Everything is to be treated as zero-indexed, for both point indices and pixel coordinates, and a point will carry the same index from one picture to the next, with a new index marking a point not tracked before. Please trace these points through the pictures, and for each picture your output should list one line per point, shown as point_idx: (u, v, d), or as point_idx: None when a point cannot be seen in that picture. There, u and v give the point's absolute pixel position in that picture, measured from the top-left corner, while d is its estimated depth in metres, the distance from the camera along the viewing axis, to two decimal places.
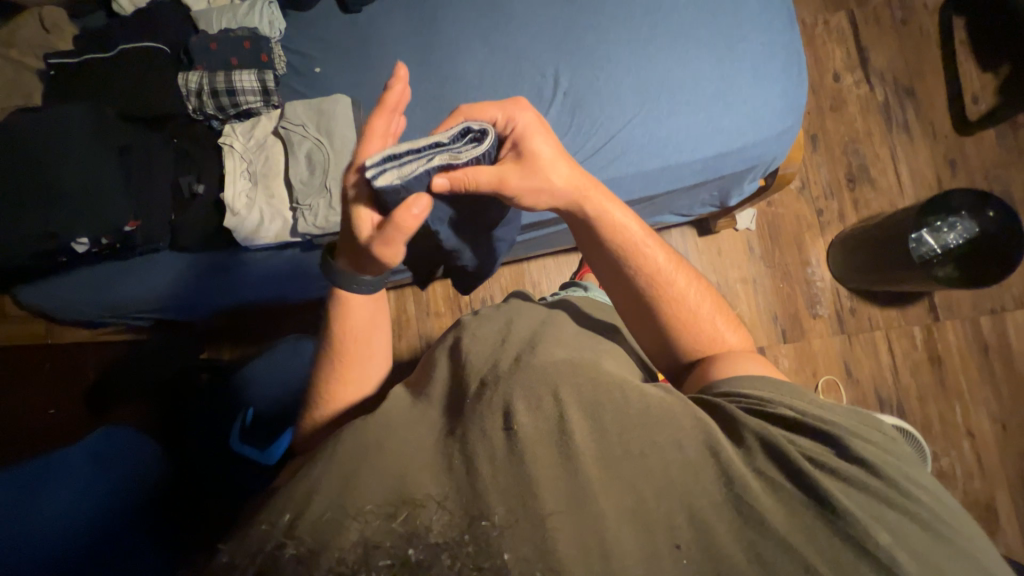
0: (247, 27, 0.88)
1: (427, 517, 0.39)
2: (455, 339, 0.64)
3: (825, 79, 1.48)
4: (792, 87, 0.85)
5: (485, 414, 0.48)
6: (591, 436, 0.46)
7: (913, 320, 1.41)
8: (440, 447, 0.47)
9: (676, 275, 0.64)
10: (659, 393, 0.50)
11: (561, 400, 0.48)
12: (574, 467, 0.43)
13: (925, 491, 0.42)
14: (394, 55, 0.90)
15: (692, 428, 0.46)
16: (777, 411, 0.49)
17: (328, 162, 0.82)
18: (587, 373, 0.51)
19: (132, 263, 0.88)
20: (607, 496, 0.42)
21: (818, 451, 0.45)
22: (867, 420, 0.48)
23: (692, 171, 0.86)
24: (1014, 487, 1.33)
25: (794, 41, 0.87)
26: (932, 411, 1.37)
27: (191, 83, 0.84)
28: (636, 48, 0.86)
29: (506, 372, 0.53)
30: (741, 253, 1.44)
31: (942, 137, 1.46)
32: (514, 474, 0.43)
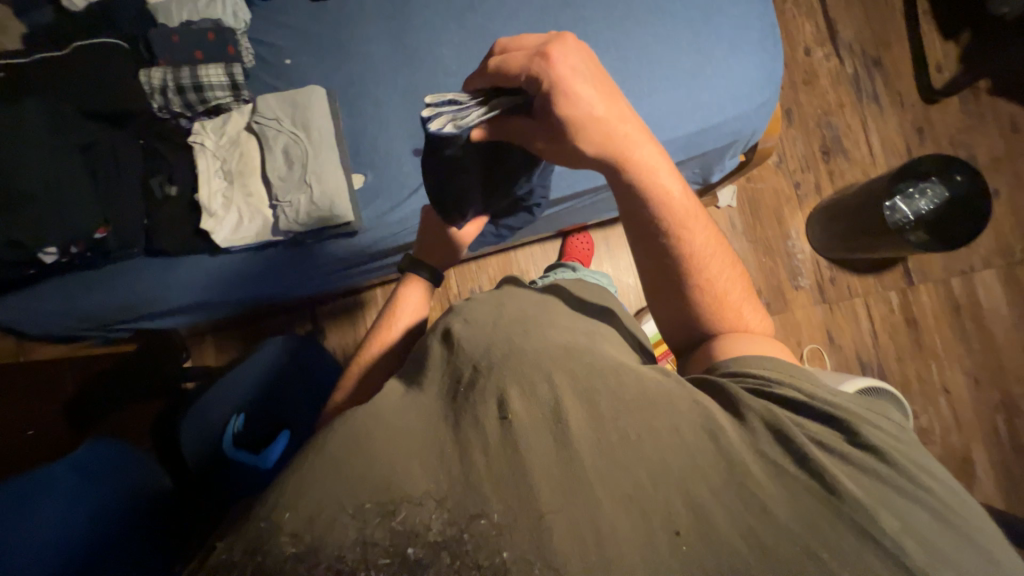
0: (209, 18, 0.84)
1: (425, 518, 0.40)
2: (448, 329, 0.63)
3: (797, 53, 1.51)
4: (768, 60, 0.85)
5: (478, 401, 0.48)
6: (587, 424, 0.46)
7: (889, 286, 1.46)
8: (435, 430, 0.47)
9: (711, 259, 0.61)
10: (655, 373, 0.52)
11: (557, 389, 0.48)
12: (570, 454, 0.43)
13: (913, 460, 0.44)
14: (367, 43, 0.88)
15: (689, 412, 0.47)
16: (779, 391, 0.50)
17: (306, 155, 0.79)
18: (581, 356, 0.53)
19: (104, 273, 0.84)
20: (603, 484, 0.42)
21: (822, 432, 0.46)
22: (865, 400, 0.49)
23: (676, 148, 0.85)
24: (987, 437, 1.40)
25: (768, 14, 0.87)
26: (910, 370, 1.43)
27: (153, 79, 0.79)
28: (614, 25, 0.85)
29: (498, 360, 0.53)
30: (724, 229, 1.47)
31: (910, 106, 1.50)
32: (511, 465, 0.43)
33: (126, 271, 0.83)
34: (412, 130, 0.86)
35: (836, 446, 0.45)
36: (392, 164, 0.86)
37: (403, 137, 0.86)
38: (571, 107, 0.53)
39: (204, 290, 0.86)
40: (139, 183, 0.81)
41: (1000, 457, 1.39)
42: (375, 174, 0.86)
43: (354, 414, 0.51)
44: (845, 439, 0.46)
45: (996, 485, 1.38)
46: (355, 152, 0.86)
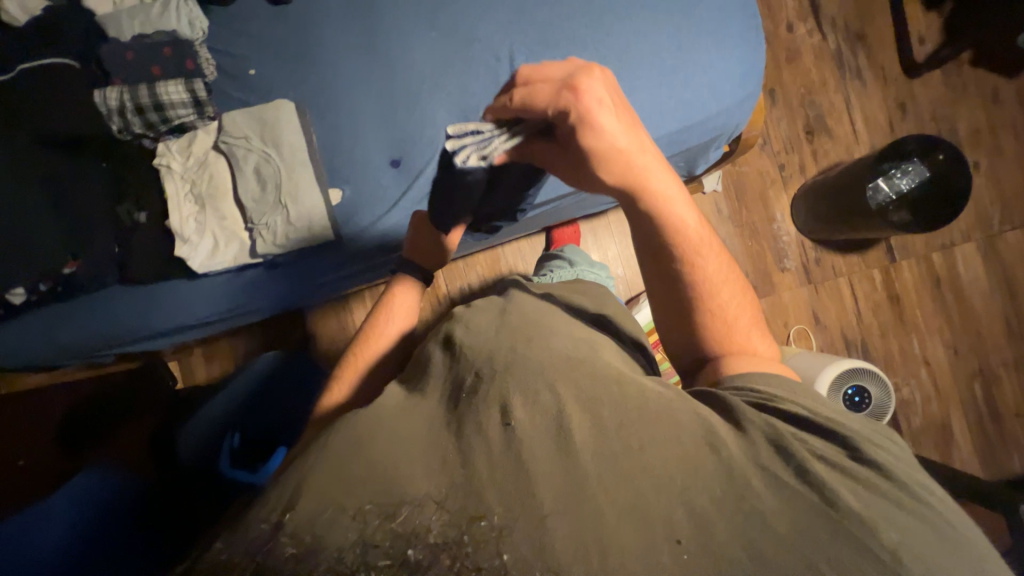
0: (163, 30, 0.79)
1: (427, 519, 0.41)
2: (448, 340, 0.64)
3: (780, 30, 1.48)
4: (750, 53, 0.82)
5: (481, 411, 0.48)
6: (590, 434, 0.46)
7: (873, 263, 1.48)
8: (435, 440, 0.48)
9: (722, 288, 0.64)
10: (658, 389, 0.52)
11: (558, 395, 0.49)
12: (572, 462, 0.44)
13: (911, 476, 0.46)
14: (333, 48, 0.83)
15: (691, 423, 0.48)
16: (787, 407, 0.51)
17: (279, 174, 0.77)
18: (585, 367, 0.53)
19: (81, 304, 0.80)
20: (603, 492, 0.42)
21: (825, 448, 0.47)
22: (873, 424, 0.51)
23: (660, 147, 0.83)
24: (966, 406, 1.45)
25: (748, 4, 0.84)
26: (893, 345, 1.47)
27: (110, 100, 0.75)
28: (591, 19, 0.81)
29: (501, 368, 0.53)
30: (710, 215, 1.47)
31: (892, 81, 1.49)
32: (513, 473, 0.43)
33: (105, 301, 0.80)
34: (387, 142, 0.83)
35: (837, 461, 0.46)
36: (371, 177, 0.83)
37: (378, 149, 0.83)
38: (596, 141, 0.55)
39: (190, 317, 0.83)
40: (107, 211, 0.77)
41: (977, 423, 1.45)
42: (352, 188, 0.83)
43: (358, 422, 0.52)
44: (850, 457, 0.47)
45: (973, 450, 1.44)
46: (330, 166, 0.83)
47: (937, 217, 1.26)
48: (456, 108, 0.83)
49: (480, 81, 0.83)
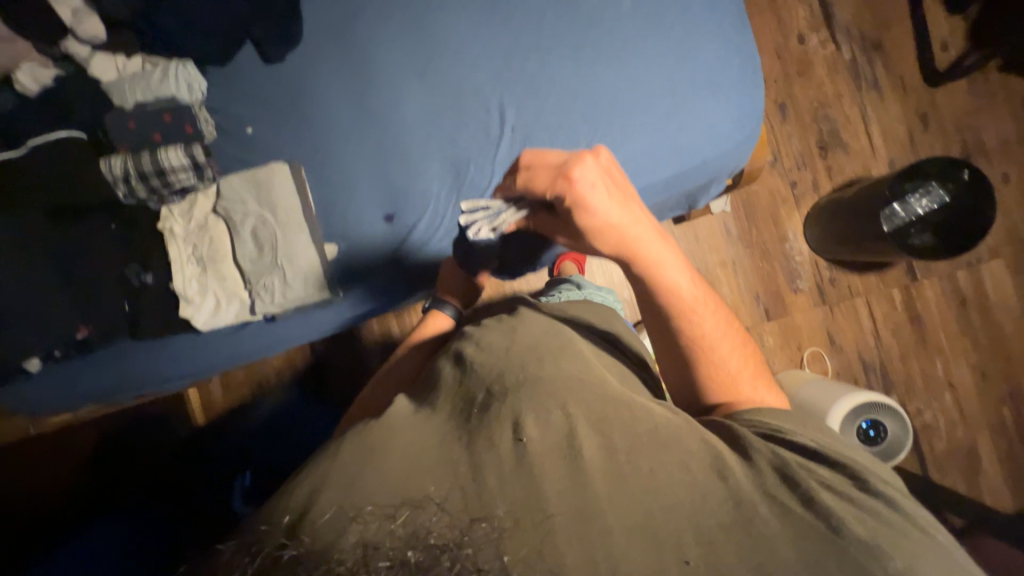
0: (164, 95, 0.82)
1: (433, 518, 0.39)
2: (462, 355, 0.65)
3: (790, 42, 1.42)
4: (748, 95, 0.80)
5: (495, 426, 0.49)
6: (601, 459, 0.47)
7: (892, 283, 1.42)
8: (448, 447, 0.48)
9: (722, 341, 0.66)
10: (667, 415, 0.54)
11: (571, 417, 0.50)
12: (583, 480, 0.45)
13: (918, 512, 0.48)
14: (327, 105, 0.84)
15: (699, 450, 0.50)
16: (794, 441, 0.54)
17: (276, 237, 0.79)
18: (596, 391, 0.54)
19: (97, 360, 0.80)
20: (614, 511, 0.43)
21: (833, 479, 0.49)
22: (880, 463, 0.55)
23: (654, 193, 0.83)
24: (994, 430, 1.39)
25: (745, 44, 0.81)
26: (914, 367, 1.41)
27: (115, 169, 0.78)
28: (582, 68, 0.80)
29: (514, 385, 0.55)
30: (718, 236, 1.43)
31: (913, 91, 1.41)
32: (523, 482, 0.44)
33: (120, 357, 0.80)
34: (381, 195, 0.83)
35: (843, 490, 0.48)
36: (365, 232, 0.83)
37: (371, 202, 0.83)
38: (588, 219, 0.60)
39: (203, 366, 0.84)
40: (118, 276, 0.79)
41: (1005, 450, 1.38)
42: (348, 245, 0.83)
43: (376, 430, 0.52)
44: (858, 488, 0.49)
45: (1002, 478, 1.37)
46: (325, 221, 0.83)
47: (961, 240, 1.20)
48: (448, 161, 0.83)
49: (471, 134, 0.82)
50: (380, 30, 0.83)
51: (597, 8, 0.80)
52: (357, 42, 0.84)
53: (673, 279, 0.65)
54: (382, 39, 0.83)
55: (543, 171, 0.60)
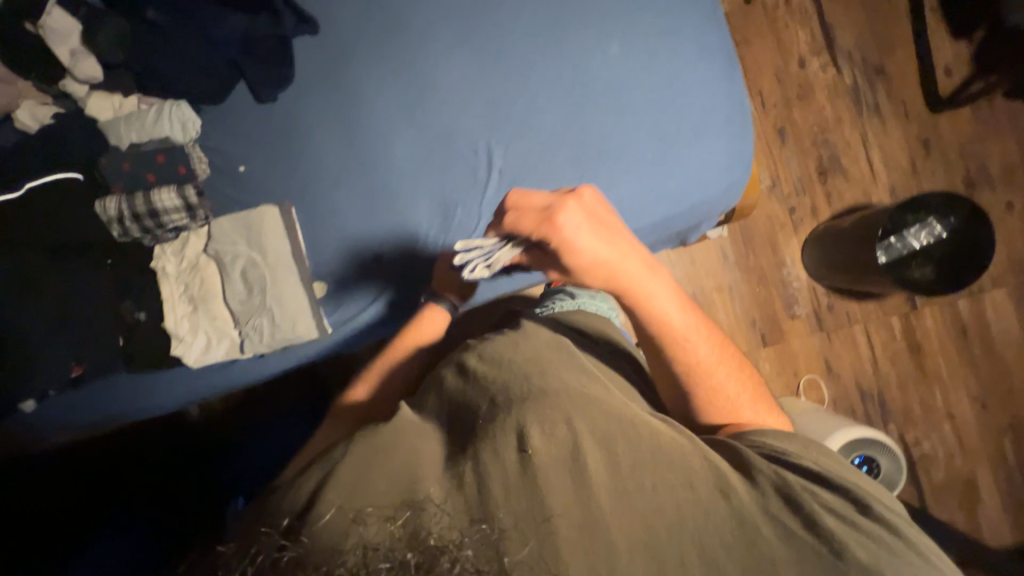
0: (158, 137, 0.83)
1: (444, 518, 0.43)
2: (466, 361, 0.67)
3: (790, 66, 1.41)
4: (734, 143, 0.82)
5: (498, 437, 0.52)
6: (603, 471, 0.50)
7: (891, 311, 1.39)
8: (458, 463, 0.51)
9: (718, 367, 0.69)
10: (665, 429, 0.56)
11: (575, 432, 0.52)
12: (590, 496, 0.48)
13: (912, 531, 0.52)
14: (319, 143, 0.85)
15: (702, 468, 0.52)
16: (789, 460, 0.57)
17: (264, 279, 0.80)
18: (600, 406, 0.56)
19: (95, 390, 0.83)
20: (616, 523, 0.47)
21: (835, 502, 0.52)
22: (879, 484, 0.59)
23: (642, 236, 0.84)
24: (993, 461, 1.37)
25: (734, 88, 0.82)
26: (912, 397, 1.39)
27: (109, 209, 0.79)
28: (572, 111, 0.81)
29: (518, 399, 0.56)
30: (715, 261, 1.41)
31: (915, 117, 1.40)
32: (530, 494, 0.47)
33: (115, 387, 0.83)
34: (371, 232, 0.84)
35: (842, 513, 0.51)
36: (357, 266, 0.84)
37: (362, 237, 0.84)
38: (577, 259, 0.62)
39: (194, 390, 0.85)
40: (116, 315, 0.81)
41: (1005, 481, 1.36)
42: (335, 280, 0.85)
43: (388, 434, 0.56)
44: (857, 509, 0.52)
45: (1000, 510, 1.35)
46: (315, 258, 0.84)
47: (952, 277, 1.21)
48: (433, 201, 0.84)
49: (458, 173, 0.83)
50: (371, 69, 0.84)
51: (587, 51, 0.81)
52: (348, 81, 0.85)
53: (663, 310, 0.67)
54: (371, 80, 0.84)
55: (531, 213, 0.61)
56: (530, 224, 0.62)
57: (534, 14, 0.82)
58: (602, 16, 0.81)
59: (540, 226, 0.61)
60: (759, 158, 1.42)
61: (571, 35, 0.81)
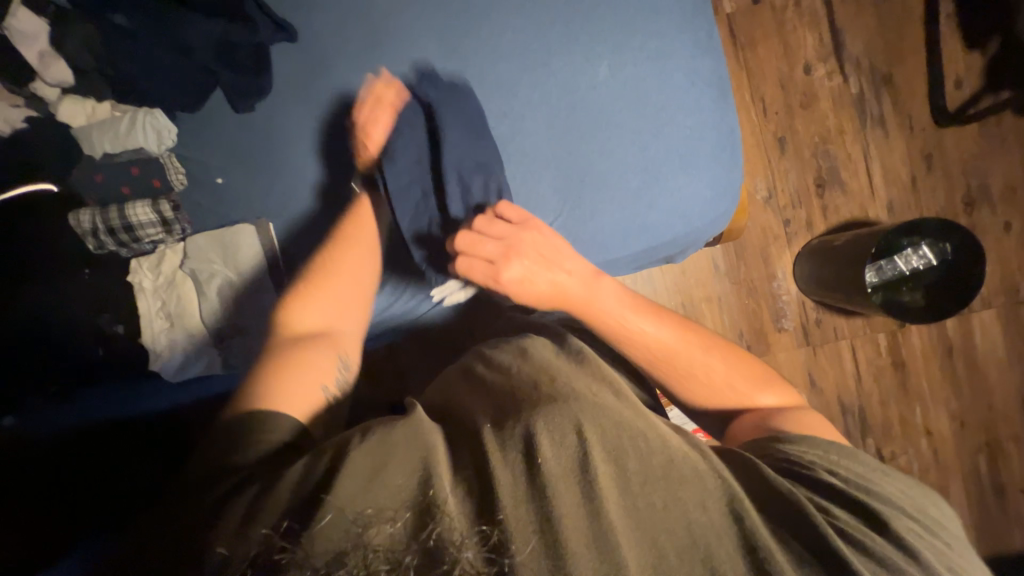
0: (131, 148, 0.81)
1: (448, 529, 0.43)
2: (475, 366, 0.65)
3: (796, 72, 1.36)
4: (721, 173, 0.81)
5: (507, 442, 0.49)
6: (615, 485, 0.48)
7: (879, 328, 1.38)
8: (463, 465, 0.49)
9: (695, 352, 0.72)
10: (682, 447, 0.53)
11: (585, 439, 0.49)
12: (599, 511, 0.45)
13: (933, 554, 0.50)
14: (300, 159, 0.84)
15: (717, 489, 0.50)
16: (822, 478, 0.55)
17: (243, 300, 0.82)
18: (613, 416, 0.53)
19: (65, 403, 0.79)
20: (630, 547, 0.45)
21: (849, 523, 0.51)
22: (908, 491, 0.57)
23: (625, 263, 0.85)
24: (967, 478, 1.36)
25: (726, 118, 0.81)
26: (893, 414, 1.38)
27: (83, 223, 0.78)
28: (556, 135, 0.80)
29: (528, 404, 0.54)
30: (706, 271, 1.38)
31: (920, 130, 1.37)
32: (535, 507, 0.45)
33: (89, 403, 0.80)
34: None
35: (858, 536, 0.50)
36: None
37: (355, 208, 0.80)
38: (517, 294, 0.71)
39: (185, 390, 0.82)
40: (96, 329, 0.80)
41: (979, 501, 1.36)
42: None
43: (392, 428, 0.53)
44: (875, 531, 0.51)
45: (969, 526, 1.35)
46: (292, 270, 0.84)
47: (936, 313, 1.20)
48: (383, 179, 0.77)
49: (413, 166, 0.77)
50: (352, 83, 0.83)
51: (574, 73, 0.79)
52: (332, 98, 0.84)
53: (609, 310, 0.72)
54: (352, 96, 0.83)
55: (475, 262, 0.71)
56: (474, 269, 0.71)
57: (523, 34, 0.80)
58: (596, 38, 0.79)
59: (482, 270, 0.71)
60: (757, 167, 1.38)
61: (559, 57, 0.79)
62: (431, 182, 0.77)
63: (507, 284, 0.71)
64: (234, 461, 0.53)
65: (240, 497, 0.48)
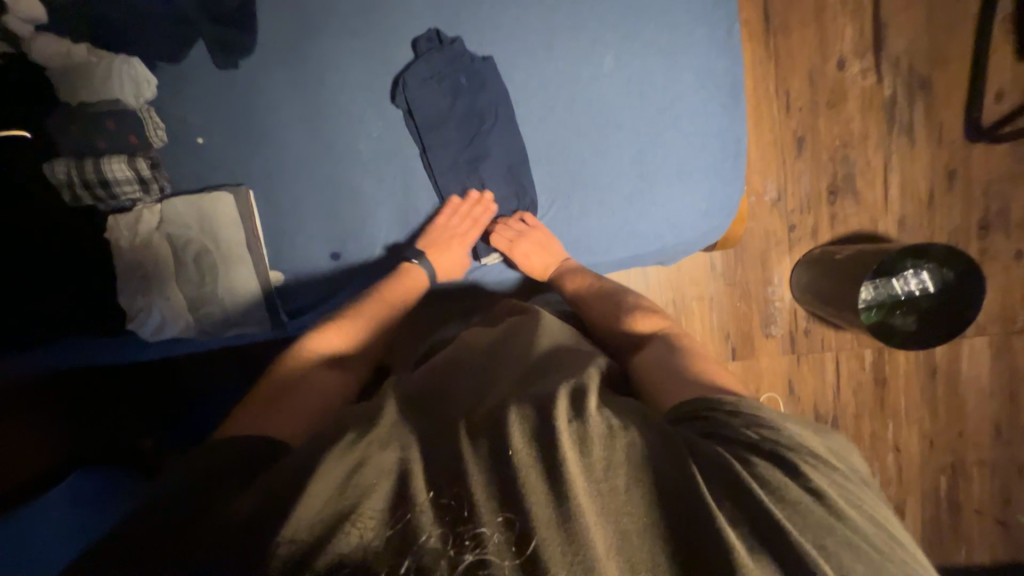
0: (107, 99, 0.76)
1: (425, 525, 0.42)
2: (451, 359, 0.66)
3: (828, 67, 1.27)
4: (714, 181, 0.90)
5: (477, 443, 0.48)
6: (584, 474, 0.45)
7: (866, 344, 1.37)
8: (438, 456, 0.47)
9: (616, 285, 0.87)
10: (637, 432, 0.49)
11: (553, 429, 0.47)
12: (560, 492, 0.43)
13: (838, 492, 0.48)
14: (288, 136, 0.82)
15: (671, 466, 0.47)
16: (776, 451, 0.50)
17: (217, 267, 0.81)
18: (577, 404, 0.51)
19: (71, 346, 0.84)
20: (600, 536, 0.42)
21: (768, 471, 0.48)
22: (809, 426, 0.54)
23: (616, 261, 0.93)
24: (926, 495, 1.38)
25: (732, 127, 0.90)
26: (865, 427, 1.38)
27: (58, 174, 0.75)
28: (567, 140, 0.87)
29: (504, 402, 0.52)
30: (701, 269, 1.32)
31: (948, 143, 1.30)
32: (506, 496, 0.44)
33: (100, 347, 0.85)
34: (359, 211, 0.85)
35: (776, 486, 0.47)
36: (310, 268, 0.86)
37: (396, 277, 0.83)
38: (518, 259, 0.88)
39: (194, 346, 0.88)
40: (80, 284, 0.81)
41: (933, 519, 1.38)
42: (292, 274, 0.86)
43: (375, 423, 0.51)
44: (786, 475, 0.48)
45: (918, 538, 1.38)
46: (273, 252, 0.85)
47: (927, 338, 1.18)
48: (416, 133, 0.84)
49: (437, 144, 0.85)
50: (343, 50, 0.82)
51: (586, 72, 0.86)
52: (336, 75, 0.82)
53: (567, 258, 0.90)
54: (348, 67, 0.82)
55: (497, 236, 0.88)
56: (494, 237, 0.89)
57: (541, 30, 0.85)
58: (621, 48, 0.86)
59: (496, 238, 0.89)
60: (770, 165, 1.30)
61: (574, 55, 0.86)
62: (459, 153, 0.86)
63: (520, 261, 0.88)
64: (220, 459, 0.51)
65: (227, 500, 0.47)
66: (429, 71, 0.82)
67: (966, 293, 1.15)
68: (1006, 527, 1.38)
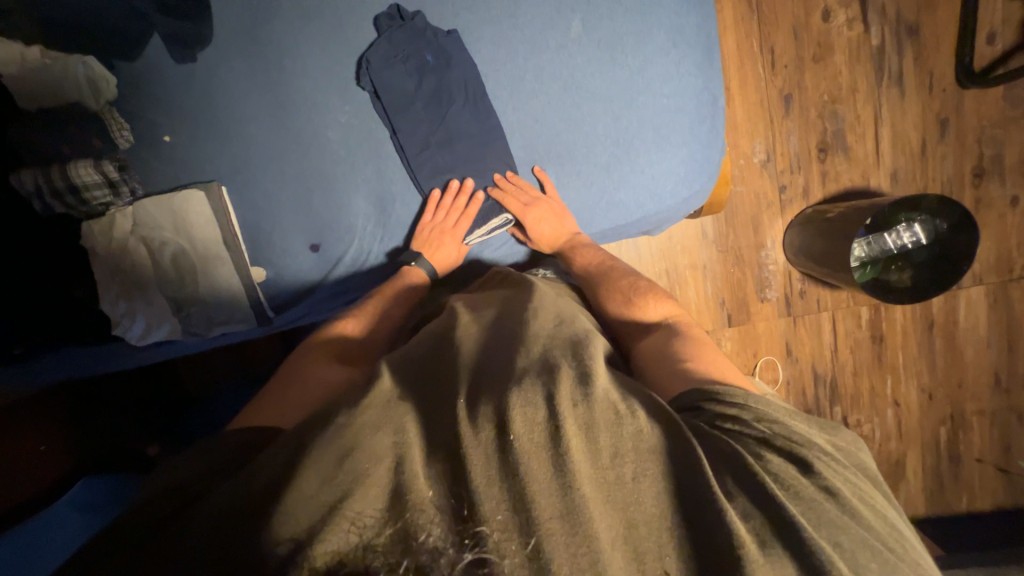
0: (65, 102, 0.72)
1: (426, 523, 0.41)
2: (440, 333, 0.66)
3: (813, 18, 1.23)
4: (693, 146, 0.89)
5: (474, 432, 0.46)
6: (589, 466, 0.45)
7: (862, 302, 1.36)
8: (437, 446, 0.47)
9: (614, 264, 0.87)
10: (648, 421, 0.49)
11: (559, 417, 0.46)
12: (568, 488, 0.43)
13: (851, 490, 0.49)
14: (254, 129, 0.80)
15: (682, 457, 0.47)
16: (785, 445, 0.50)
17: (196, 267, 0.80)
18: (583, 389, 0.50)
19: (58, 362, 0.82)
20: (604, 528, 0.42)
21: (781, 467, 0.48)
22: (816, 422, 0.56)
23: (600, 232, 0.94)
24: (926, 447, 1.39)
25: (709, 86, 0.89)
26: (864, 384, 1.38)
27: (25, 183, 0.71)
28: (540, 113, 0.85)
29: (495, 385, 0.51)
30: (693, 237, 1.30)
31: (940, 91, 1.27)
32: (509, 486, 0.43)
33: (102, 359, 0.85)
34: (336, 203, 0.83)
35: (790, 481, 0.47)
36: (291, 264, 0.85)
37: (399, 278, 0.85)
38: (532, 224, 0.87)
39: (184, 349, 0.89)
40: (63, 295, 0.79)
41: (932, 470, 1.39)
42: (276, 271, 0.85)
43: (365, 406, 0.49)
44: (799, 472, 0.48)
45: (919, 489, 1.39)
46: (251, 247, 0.84)
47: (923, 292, 1.17)
48: (385, 122, 0.83)
49: (409, 127, 0.83)
50: (303, 35, 0.80)
51: (554, 38, 0.83)
52: (295, 62, 0.80)
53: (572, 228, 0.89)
54: (308, 53, 0.80)
55: (514, 201, 0.86)
56: (512, 203, 0.86)
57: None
58: (590, 12, 0.83)
59: (514, 203, 0.86)
60: (758, 126, 1.26)
61: (542, 23, 0.83)
62: (432, 133, 0.84)
63: (532, 228, 0.87)
64: (220, 456, 0.51)
65: (217, 491, 0.46)
66: (392, 50, 0.80)
67: (959, 247, 1.14)
68: (1006, 474, 1.39)
